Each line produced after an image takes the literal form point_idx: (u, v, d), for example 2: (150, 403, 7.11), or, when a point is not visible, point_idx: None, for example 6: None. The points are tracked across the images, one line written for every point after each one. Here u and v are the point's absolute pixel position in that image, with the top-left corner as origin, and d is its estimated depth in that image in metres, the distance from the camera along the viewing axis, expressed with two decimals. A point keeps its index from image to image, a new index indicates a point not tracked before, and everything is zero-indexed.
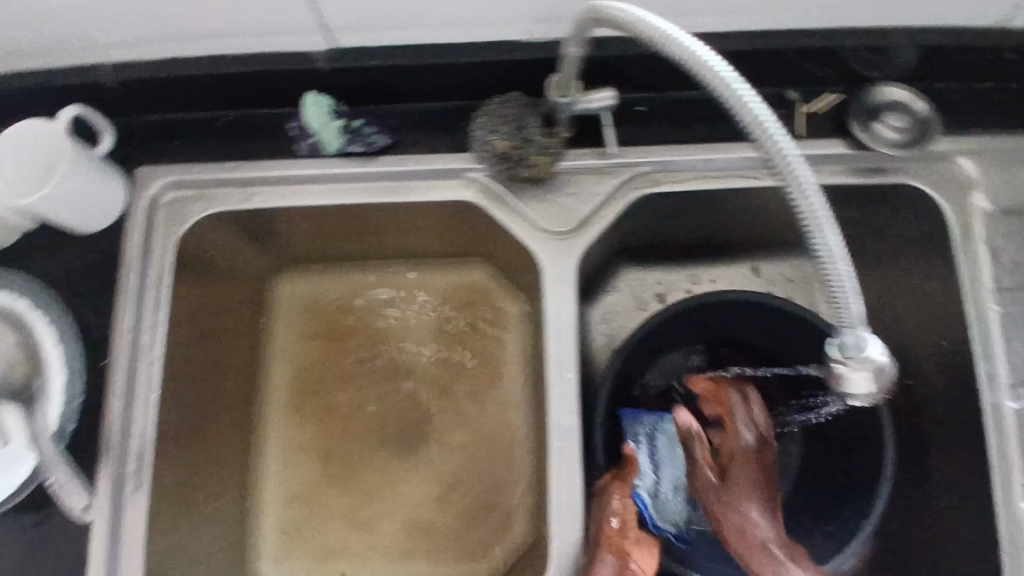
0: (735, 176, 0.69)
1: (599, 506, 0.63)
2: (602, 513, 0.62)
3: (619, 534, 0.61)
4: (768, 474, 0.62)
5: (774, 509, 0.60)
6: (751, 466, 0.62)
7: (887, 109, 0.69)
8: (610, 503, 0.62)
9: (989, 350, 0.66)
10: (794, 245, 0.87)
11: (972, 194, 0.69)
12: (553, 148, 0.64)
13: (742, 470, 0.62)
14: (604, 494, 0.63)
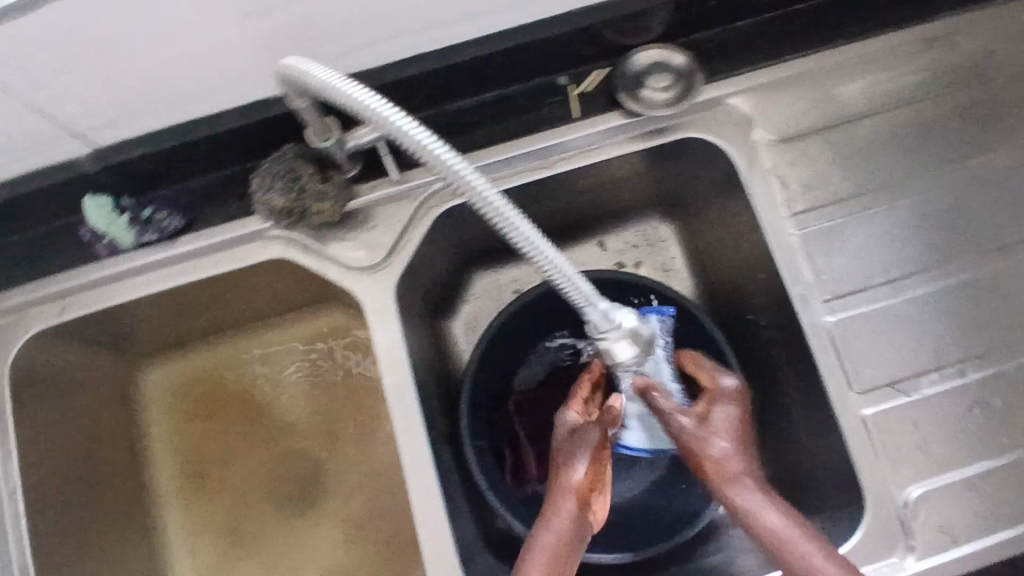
0: (524, 171, 0.72)
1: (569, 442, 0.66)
2: (576, 448, 0.65)
3: (588, 488, 0.64)
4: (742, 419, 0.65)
5: (740, 442, 0.63)
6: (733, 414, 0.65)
7: (649, 71, 0.71)
8: (585, 441, 0.65)
9: (795, 275, 0.68)
10: (630, 210, 0.89)
11: (752, 129, 0.71)
12: (333, 192, 0.66)
13: (730, 418, 0.65)
14: (580, 435, 0.66)
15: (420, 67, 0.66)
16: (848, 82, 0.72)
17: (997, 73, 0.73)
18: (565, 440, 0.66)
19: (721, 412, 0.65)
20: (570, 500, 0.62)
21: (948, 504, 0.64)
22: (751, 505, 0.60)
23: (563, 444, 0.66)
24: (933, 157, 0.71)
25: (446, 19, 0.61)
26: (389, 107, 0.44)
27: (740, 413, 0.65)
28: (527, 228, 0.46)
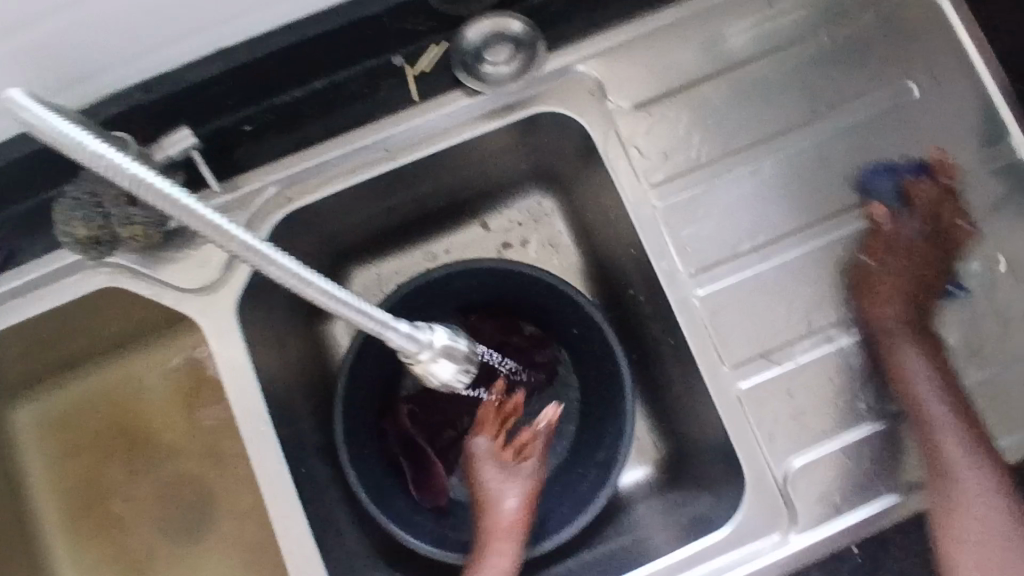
0: (367, 165, 0.67)
1: (488, 498, 0.67)
2: (491, 506, 0.67)
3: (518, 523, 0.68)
4: (917, 274, 0.66)
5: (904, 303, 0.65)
6: (914, 330, 0.65)
7: (486, 43, 0.65)
8: (501, 496, 0.67)
9: (663, 246, 0.65)
10: (510, 189, 0.85)
11: (606, 97, 0.67)
12: (141, 214, 0.60)
13: (929, 366, 0.63)
14: (498, 488, 0.67)
15: (225, 64, 0.59)
16: (702, 37, 0.67)
17: (862, 10, 0.68)
18: (481, 477, 0.68)
19: (913, 359, 0.63)
20: (492, 547, 0.66)
21: (824, 474, 0.63)
22: (958, 458, 0.61)
23: (484, 497, 0.67)
24: (798, 110, 0.67)
25: (237, 9, 0.55)
26: (97, 141, 0.38)
27: (926, 342, 0.64)
28: (289, 262, 0.43)
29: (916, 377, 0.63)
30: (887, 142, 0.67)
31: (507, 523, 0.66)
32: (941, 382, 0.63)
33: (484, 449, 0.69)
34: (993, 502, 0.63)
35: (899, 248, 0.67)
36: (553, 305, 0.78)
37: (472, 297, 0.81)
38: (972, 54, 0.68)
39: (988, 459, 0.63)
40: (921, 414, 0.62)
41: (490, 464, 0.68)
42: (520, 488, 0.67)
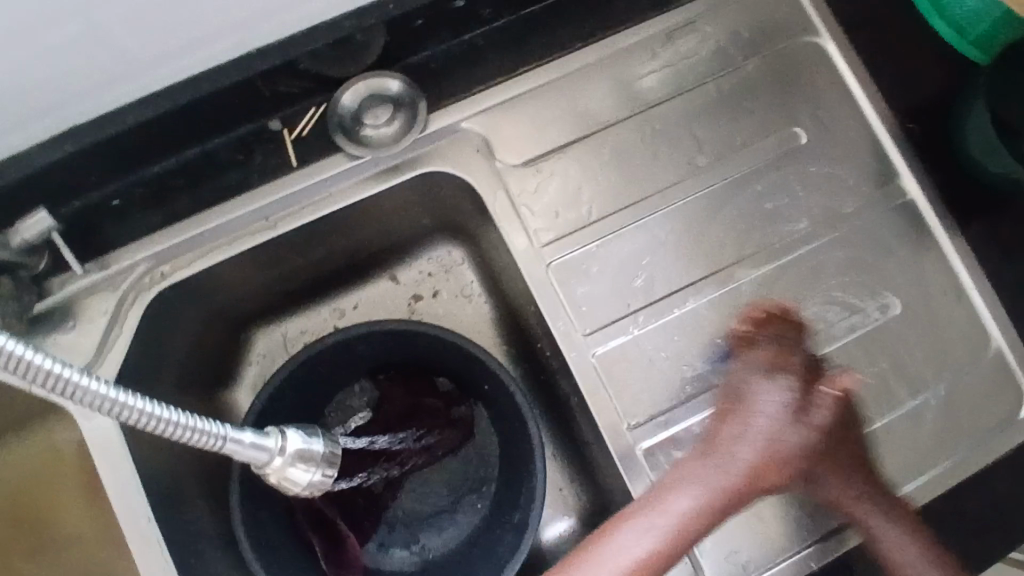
0: (244, 237, 0.65)
1: (751, 443, 0.51)
2: (714, 463, 0.51)
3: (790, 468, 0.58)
4: (787, 429, 0.51)
5: (802, 431, 0.52)
6: (843, 446, 0.55)
7: (365, 106, 0.64)
8: (744, 444, 0.51)
9: (556, 306, 0.64)
10: (416, 241, 0.83)
11: (492, 155, 0.65)
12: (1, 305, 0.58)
13: (813, 487, 0.56)
14: (740, 447, 0.51)
15: (80, 142, 0.57)
16: (588, 90, 0.67)
17: (746, 56, 0.68)
18: (734, 415, 0.52)
19: (816, 478, 0.56)
20: (691, 485, 0.51)
21: (744, 534, 0.63)
22: (886, 537, 0.58)
23: (729, 455, 0.51)
24: (688, 160, 0.67)
25: (86, 86, 0.52)
26: None
27: (829, 451, 0.54)
28: (100, 385, 0.39)
29: (848, 492, 0.57)
30: (779, 188, 0.67)
31: (711, 492, 0.50)
32: (842, 485, 0.57)
33: (795, 382, 0.53)
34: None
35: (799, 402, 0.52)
36: (460, 363, 0.76)
37: (380, 357, 0.78)
38: (856, 95, 0.68)
39: (919, 533, 0.58)
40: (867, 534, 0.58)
41: (783, 408, 0.52)
42: (785, 446, 0.51)
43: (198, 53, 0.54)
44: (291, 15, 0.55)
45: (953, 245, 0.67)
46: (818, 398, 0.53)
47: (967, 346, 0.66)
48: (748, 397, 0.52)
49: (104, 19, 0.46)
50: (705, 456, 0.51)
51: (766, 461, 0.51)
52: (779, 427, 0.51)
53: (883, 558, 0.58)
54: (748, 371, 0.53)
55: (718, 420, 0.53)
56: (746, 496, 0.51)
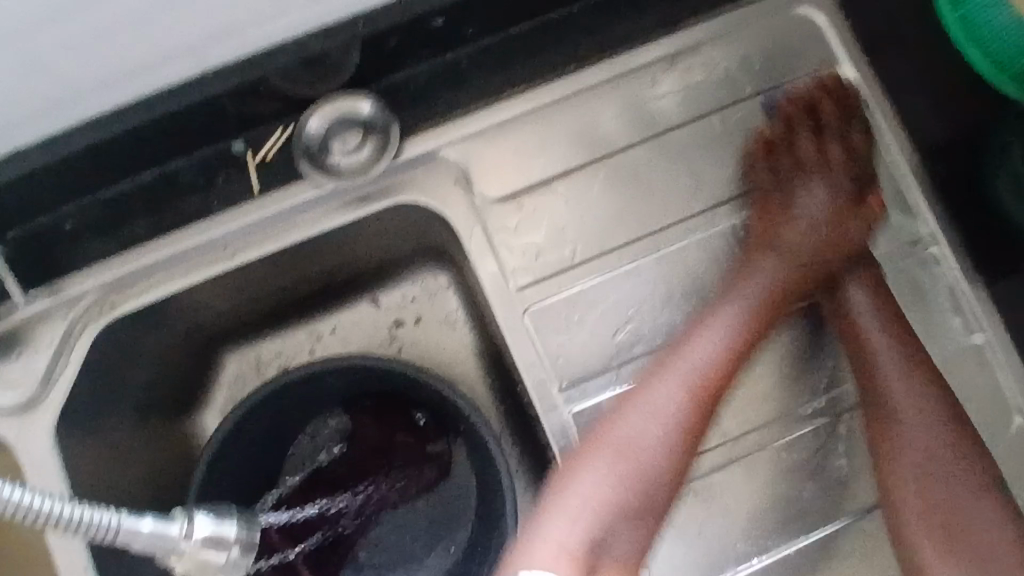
0: (201, 266, 0.60)
1: (779, 232, 0.60)
2: (690, 337, 0.57)
3: (753, 337, 0.58)
4: (738, 314, 0.57)
5: (761, 277, 0.59)
6: (826, 194, 0.62)
7: (332, 130, 0.59)
8: (692, 360, 0.56)
9: (533, 356, 0.59)
10: (401, 266, 0.77)
11: (470, 186, 0.60)
12: None
13: (822, 218, 0.61)
14: (678, 347, 0.57)
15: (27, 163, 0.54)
16: (583, 117, 0.61)
17: (756, 84, 0.62)
18: (699, 322, 0.58)
19: (808, 227, 0.61)
20: (604, 454, 0.54)
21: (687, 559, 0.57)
22: (880, 355, 0.58)
23: (754, 257, 0.59)
24: (689, 199, 0.61)
25: (17, 117, 0.49)
26: None
27: (834, 209, 0.61)
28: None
29: (851, 243, 0.60)
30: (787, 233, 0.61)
31: (735, 321, 0.57)
32: (816, 241, 0.61)
33: (830, 195, 0.62)
34: (908, 404, 0.57)
35: (795, 228, 0.61)
36: (437, 401, 0.72)
37: (351, 388, 0.73)
38: (878, 132, 0.62)
39: (889, 310, 0.59)
40: (873, 391, 0.57)
41: (816, 210, 0.62)
42: (718, 347, 0.56)
43: (144, 66, 0.50)
44: (248, 31, 0.50)
45: (978, 305, 0.60)
46: (775, 199, 0.61)
47: (986, 420, 0.59)
48: (768, 240, 0.60)
49: (31, 54, 0.43)
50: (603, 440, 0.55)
51: (696, 369, 0.56)
52: (711, 349, 0.56)
53: (870, 397, 0.58)
54: (788, 221, 0.61)
55: (756, 212, 0.61)
56: (743, 335, 0.57)
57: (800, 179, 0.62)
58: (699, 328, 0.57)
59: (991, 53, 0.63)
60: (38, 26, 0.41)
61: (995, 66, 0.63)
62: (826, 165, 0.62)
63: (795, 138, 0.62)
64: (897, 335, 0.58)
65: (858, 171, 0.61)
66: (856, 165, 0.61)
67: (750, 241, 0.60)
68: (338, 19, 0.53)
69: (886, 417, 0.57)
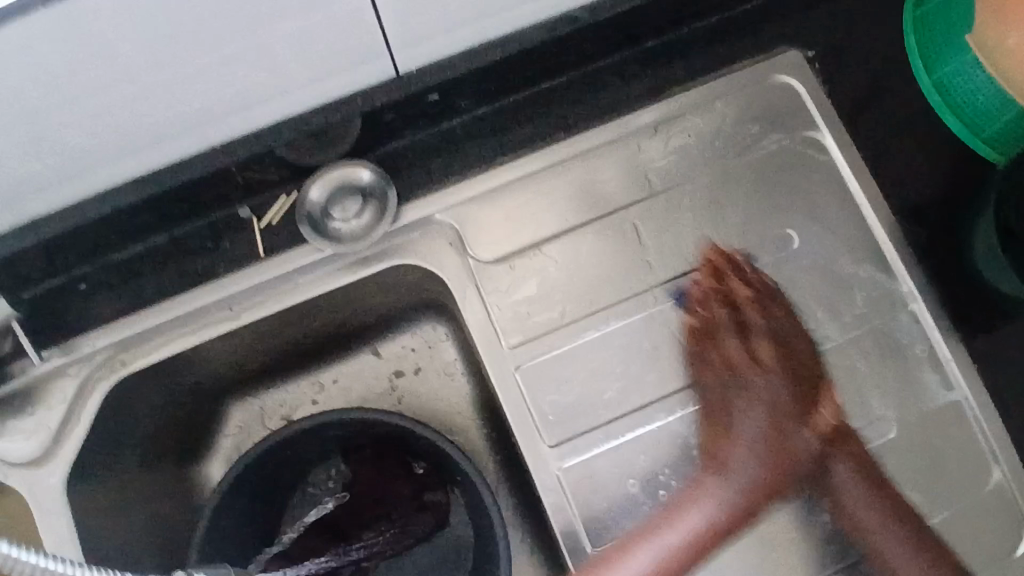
0: (208, 325, 0.63)
1: (739, 416, 0.58)
2: (668, 521, 0.55)
3: (744, 513, 0.56)
4: (733, 495, 0.56)
5: (746, 465, 0.56)
6: (776, 395, 0.58)
7: (333, 200, 0.63)
8: (699, 513, 0.55)
9: (525, 414, 0.61)
10: (400, 318, 0.79)
11: (465, 247, 0.63)
12: None
13: (766, 421, 0.58)
14: (675, 512, 0.55)
15: (48, 229, 0.57)
16: (572, 180, 0.64)
17: (738, 147, 0.65)
18: (697, 487, 0.56)
19: (757, 430, 0.57)
20: None
21: None
22: (853, 511, 0.58)
23: (718, 455, 0.57)
24: (675, 258, 0.63)
25: (45, 184, 0.54)
26: None
27: (778, 409, 0.58)
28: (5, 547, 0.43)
29: (818, 424, 0.58)
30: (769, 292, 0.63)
31: (711, 513, 0.55)
32: (777, 460, 0.57)
33: (768, 332, 0.59)
34: (883, 544, 0.57)
35: (762, 391, 0.58)
36: (434, 452, 0.74)
37: (350, 439, 0.75)
38: (857, 191, 0.64)
39: (869, 473, 0.58)
40: (861, 537, 0.58)
41: (773, 387, 0.58)
42: (719, 510, 0.55)
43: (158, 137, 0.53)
44: (255, 104, 0.54)
45: (955, 361, 0.62)
46: (721, 370, 0.59)
47: (967, 473, 0.61)
48: (737, 399, 0.58)
49: (60, 126, 0.49)
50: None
51: (692, 525, 0.55)
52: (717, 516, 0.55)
53: (837, 513, 0.58)
54: (746, 379, 0.59)
55: (699, 367, 0.60)
56: (738, 508, 0.56)
57: (739, 386, 0.59)
58: (703, 493, 0.56)
59: (968, 114, 0.66)
60: (68, 102, 0.47)
61: (969, 129, 0.67)
62: (757, 303, 0.60)
63: (719, 348, 0.60)
64: (875, 498, 0.57)
65: (790, 356, 0.59)
66: (787, 363, 0.59)
67: (710, 430, 0.59)
68: (340, 94, 0.57)
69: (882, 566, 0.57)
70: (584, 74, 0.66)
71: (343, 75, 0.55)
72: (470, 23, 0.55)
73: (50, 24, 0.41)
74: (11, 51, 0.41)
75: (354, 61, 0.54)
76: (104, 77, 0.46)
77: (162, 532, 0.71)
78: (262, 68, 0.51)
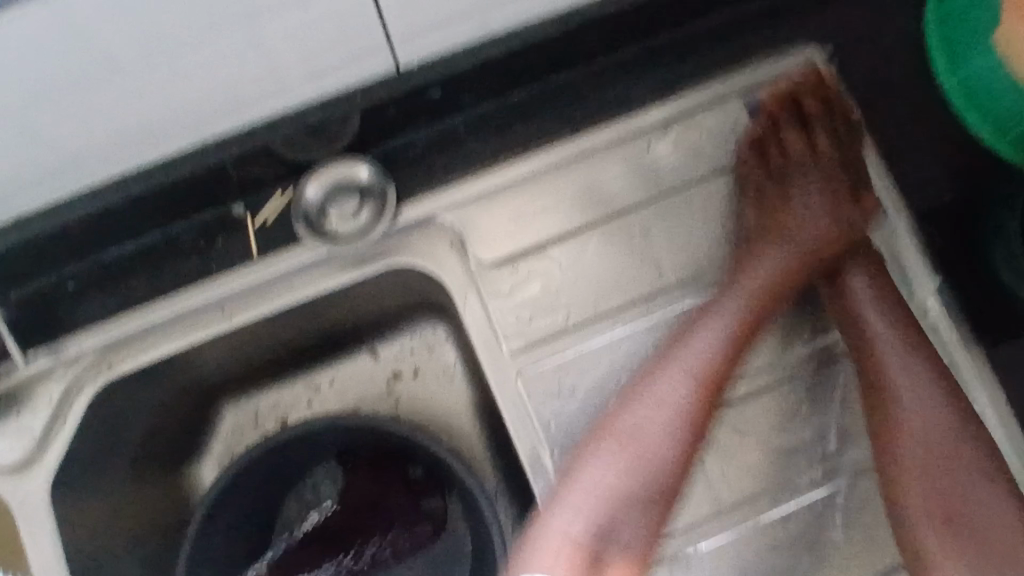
0: (196, 327, 0.61)
1: (792, 214, 0.63)
2: (666, 361, 0.57)
3: (757, 320, 0.59)
4: (740, 300, 0.58)
5: (755, 276, 0.59)
6: (826, 185, 0.63)
7: (330, 198, 0.61)
8: (706, 335, 0.57)
9: (524, 421, 0.58)
10: (400, 319, 0.77)
11: (466, 249, 0.61)
12: None
13: (827, 220, 0.62)
14: (683, 334, 0.58)
15: (42, 227, 0.57)
16: (578, 181, 0.62)
17: (750, 148, 0.63)
18: (700, 312, 0.59)
19: (812, 224, 0.62)
20: (610, 441, 0.56)
21: None
22: (871, 321, 0.58)
23: (756, 239, 0.61)
24: (684, 262, 0.61)
25: (33, 181, 0.53)
26: None
27: (830, 198, 0.62)
28: None
29: (817, 228, 0.62)
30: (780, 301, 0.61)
31: (721, 335, 0.57)
32: (830, 227, 0.62)
33: (826, 168, 0.64)
34: (895, 365, 0.57)
35: (806, 227, 0.63)
36: (431, 457, 0.72)
37: (345, 444, 0.73)
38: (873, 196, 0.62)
39: (889, 297, 0.59)
40: (868, 354, 0.58)
41: (810, 207, 0.63)
42: (721, 338, 0.57)
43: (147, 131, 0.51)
44: (249, 98, 0.52)
45: (975, 371, 0.59)
46: (771, 190, 0.63)
47: None
48: (778, 228, 0.62)
49: (47, 123, 0.47)
50: (616, 420, 0.57)
51: (695, 352, 0.57)
52: (721, 346, 0.57)
53: (851, 341, 0.59)
54: (785, 206, 0.63)
55: (753, 202, 0.62)
56: (741, 324, 0.58)
57: (796, 174, 0.64)
58: (711, 308, 0.58)
59: (989, 116, 0.62)
60: (57, 99, 0.46)
61: (994, 130, 0.62)
62: (813, 151, 0.64)
63: (778, 140, 0.64)
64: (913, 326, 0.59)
65: (829, 174, 0.64)
66: (822, 160, 0.64)
67: (754, 233, 0.62)
68: (337, 89, 0.55)
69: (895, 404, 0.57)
70: (591, 69, 0.64)
71: (342, 69, 0.53)
72: (475, 13, 0.53)
73: (40, 17, 0.40)
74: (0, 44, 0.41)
75: (351, 55, 0.52)
76: (91, 74, 0.44)
77: (150, 537, 0.69)
78: (259, 66, 0.49)
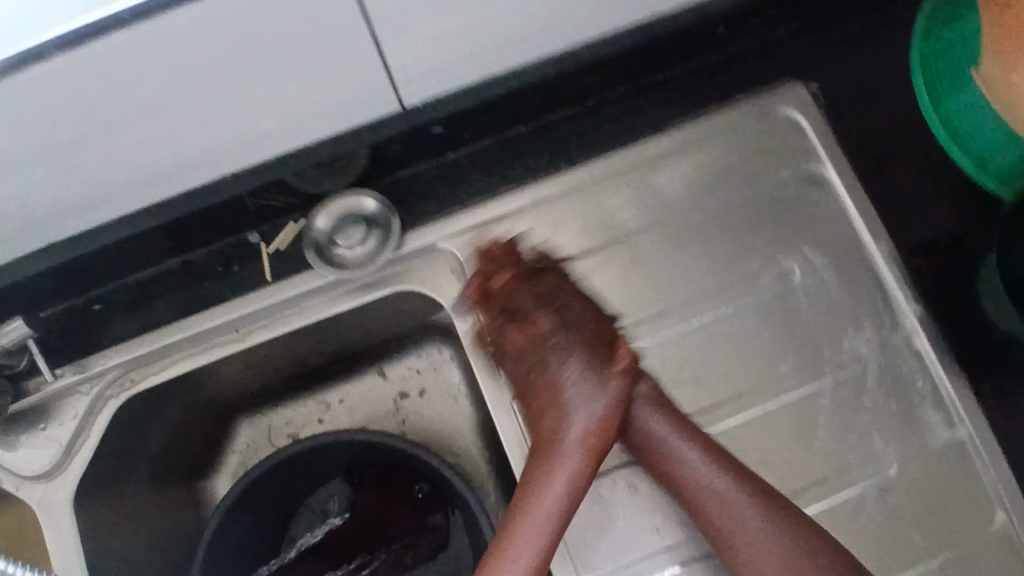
0: (214, 347, 0.66)
1: (560, 374, 0.58)
2: (542, 477, 0.56)
3: (597, 451, 0.57)
4: (592, 432, 0.57)
5: (592, 399, 0.58)
6: (586, 351, 0.58)
7: (338, 228, 0.64)
8: (563, 471, 0.56)
9: (518, 440, 0.62)
10: (406, 341, 0.80)
11: (465, 275, 0.65)
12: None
13: (601, 404, 0.58)
14: (545, 474, 0.56)
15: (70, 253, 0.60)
16: (575, 214, 0.65)
17: (739, 182, 0.66)
18: (549, 448, 0.57)
19: (602, 389, 0.58)
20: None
21: None
22: (686, 461, 0.57)
23: (558, 405, 0.58)
24: (672, 293, 0.64)
25: (61, 213, 0.56)
26: None
27: (586, 368, 0.58)
28: None
29: (619, 404, 0.58)
30: (771, 328, 0.63)
31: (574, 462, 0.57)
32: (611, 413, 0.57)
33: (581, 337, 0.59)
34: (714, 498, 0.56)
35: (590, 387, 0.58)
36: (435, 475, 0.75)
37: (353, 459, 0.76)
38: (859, 226, 0.64)
39: (692, 435, 0.58)
40: (699, 501, 0.57)
41: (574, 377, 0.58)
42: (580, 465, 0.57)
43: (170, 166, 0.55)
44: (264, 138, 0.56)
45: (957, 398, 0.61)
46: (565, 323, 0.59)
47: (968, 518, 0.60)
48: (561, 383, 0.58)
49: (79, 163, 0.51)
50: (502, 556, 0.55)
51: (552, 476, 0.56)
52: (581, 471, 0.57)
53: (669, 473, 0.58)
54: (556, 360, 0.58)
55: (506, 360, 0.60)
56: (591, 450, 0.57)
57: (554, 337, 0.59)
58: (560, 445, 0.57)
59: (974, 152, 0.66)
60: (83, 139, 0.49)
61: (977, 164, 0.66)
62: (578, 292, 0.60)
63: (550, 270, 0.60)
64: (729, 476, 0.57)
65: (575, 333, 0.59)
66: (558, 308, 0.59)
67: (545, 392, 0.59)
68: (347, 128, 0.59)
69: (733, 538, 0.56)
70: (585, 108, 0.68)
71: (351, 110, 0.57)
72: (474, 60, 0.57)
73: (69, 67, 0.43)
74: (34, 91, 0.43)
75: (360, 99, 0.56)
76: (121, 120, 0.49)
77: (165, 548, 0.72)
78: (274, 106, 0.53)
